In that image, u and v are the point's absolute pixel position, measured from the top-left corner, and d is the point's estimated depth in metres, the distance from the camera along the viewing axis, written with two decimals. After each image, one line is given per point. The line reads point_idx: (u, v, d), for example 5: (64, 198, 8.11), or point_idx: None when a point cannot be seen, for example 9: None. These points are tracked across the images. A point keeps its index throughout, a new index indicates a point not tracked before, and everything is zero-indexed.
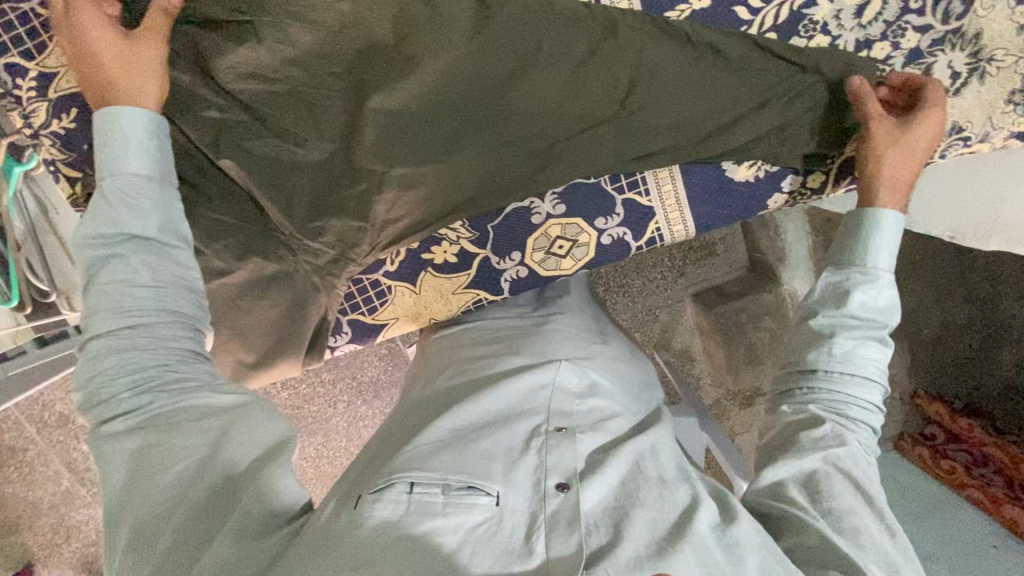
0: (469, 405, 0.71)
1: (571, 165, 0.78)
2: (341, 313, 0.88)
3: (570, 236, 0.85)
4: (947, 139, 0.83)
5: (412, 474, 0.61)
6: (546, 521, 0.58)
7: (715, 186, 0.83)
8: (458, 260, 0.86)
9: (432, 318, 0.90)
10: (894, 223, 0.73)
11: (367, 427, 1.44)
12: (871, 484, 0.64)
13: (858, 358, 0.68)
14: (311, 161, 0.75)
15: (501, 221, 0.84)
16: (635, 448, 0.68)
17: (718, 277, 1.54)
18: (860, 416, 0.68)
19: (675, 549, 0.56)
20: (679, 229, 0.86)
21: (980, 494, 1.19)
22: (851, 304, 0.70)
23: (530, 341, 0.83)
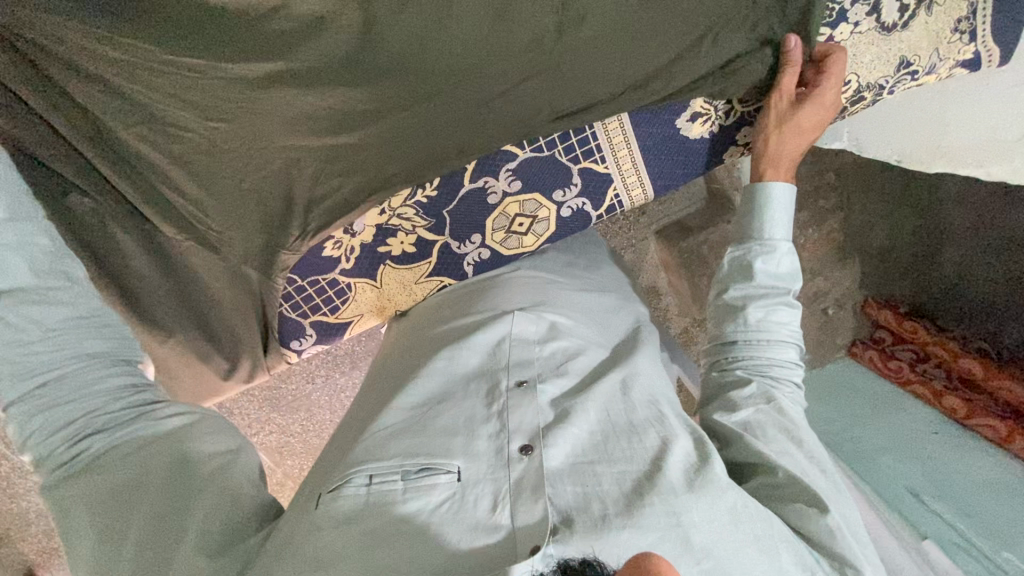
0: (424, 383, 0.71)
1: (507, 128, 0.74)
2: (302, 316, 0.84)
3: (529, 212, 0.83)
4: (897, 75, 0.83)
5: (370, 466, 0.60)
6: (510, 490, 0.57)
7: (672, 148, 0.82)
8: (416, 250, 0.82)
9: (398, 310, 0.88)
10: (785, 195, 0.75)
11: (349, 397, 1.44)
12: (804, 429, 0.66)
13: (770, 325, 0.71)
14: (239, 162, 0.70)
15: (456, 204, 0.80)
16: (599, 395, 0.68)
17: (678, 212, 1.55)
18: (786, 378, 0.70)
19: (643, 502, 0.55)
20: (638, 192, 0.85)
21: (922, 387, 1.31)
22: (756, 276, 0.73)
23: (482, 299, 0.81)
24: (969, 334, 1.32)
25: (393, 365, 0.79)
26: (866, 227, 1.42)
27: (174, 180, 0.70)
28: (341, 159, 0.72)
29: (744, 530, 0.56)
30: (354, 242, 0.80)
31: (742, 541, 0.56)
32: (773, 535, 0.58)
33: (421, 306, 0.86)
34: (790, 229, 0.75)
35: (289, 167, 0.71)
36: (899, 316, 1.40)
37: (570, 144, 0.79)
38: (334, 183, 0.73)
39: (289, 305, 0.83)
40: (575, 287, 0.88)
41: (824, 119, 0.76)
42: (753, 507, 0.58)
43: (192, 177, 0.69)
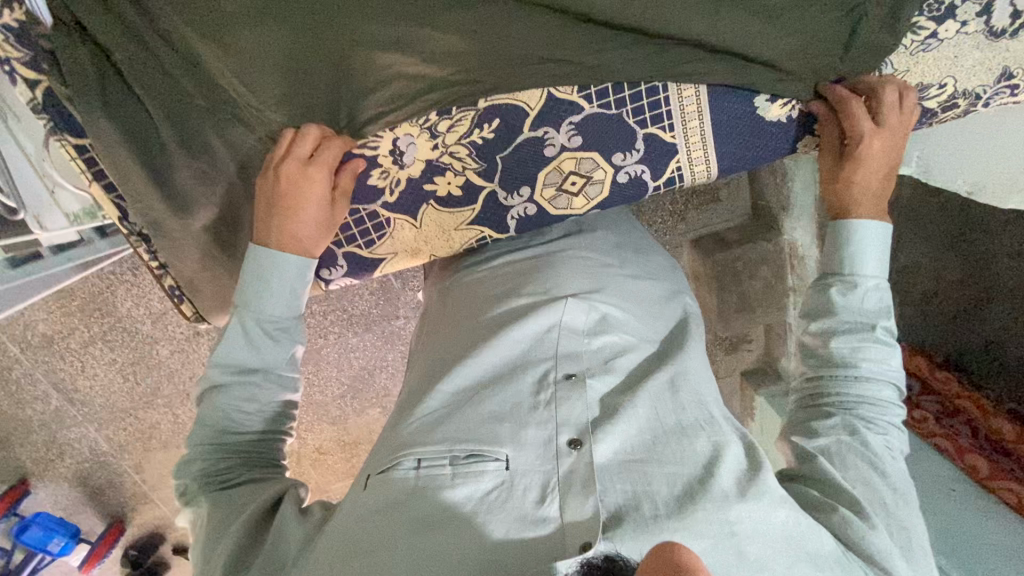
0: (478, 362, 0.73)
1: (580, 73, 0.72)
2: (336, 245, 0.82)
3: (584, 172, 0.79)
4: (994, 87, 0.78)
5: (419, 450, 0.65)
6: (562, 484, 0.61)
7: (745, 126, 0.78)
8: (462, 194, 0.79)
9: (432, 255, 0.85)
10: (869, 234, 0.76)
11: (359, 357, 1.45)
12: (888, 462, 0.68)
13: (862, 360, 0.72)
14: (308, 60, 0.67)
15: (512, 151, 0.77)
16: (649, 392, 0.71)
17: (719, 224, 1.52)
18: (874, 415, 0.71)
19: (695, 506, 0.59)
20: (701, 169, 0.81)
21: (946, 442, 1.24)
22: (839, 311, 0.75)
23: (539, 276, 0.84)
24: (1001, 395, 1.23)
25: (444, 350, 0.81)
26: (911, 268, 1.34)
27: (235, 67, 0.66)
28: (402, 73, 0.69)
29: (796, 552, 0.59)
30: (401, 175, 0.77)
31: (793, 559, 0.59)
32: (826, 556, 0.60)
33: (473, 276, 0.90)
34: (881, 263, 0.76)
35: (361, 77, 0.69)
36: (931, 366, 1.34)
37: (640, 105, 0.75)
38: (390, 104, 0.72)
39: None
40: (625, 274, 0.91)
41: (889, 142, 0.75)
42: (803, 523, 0.61)
43: (259, 68, 0.67)
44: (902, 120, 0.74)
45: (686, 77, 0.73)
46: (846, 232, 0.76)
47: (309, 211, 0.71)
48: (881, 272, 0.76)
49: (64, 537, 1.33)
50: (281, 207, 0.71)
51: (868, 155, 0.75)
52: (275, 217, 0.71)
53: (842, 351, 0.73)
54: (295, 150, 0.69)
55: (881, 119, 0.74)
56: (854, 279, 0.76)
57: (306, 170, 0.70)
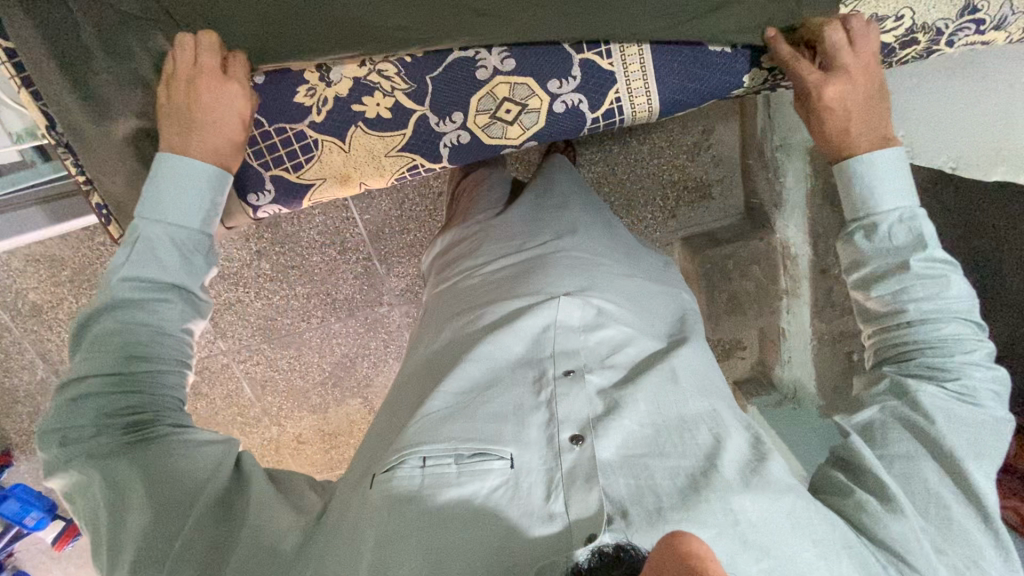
0: (468, 367, 0.67)
1: (499, 28, 0.71)
2: (262, 167, 0.79)
3: (519, 98, 0.76)
4: (957, 22, 0.73)
5: (425, 447, 0.58)
6: (563, 479, 0.56)
7: (687, 58, 0.75)
8: (392, 116, 0.77)
9: (363, 184, 0.83)
10: (880, 164, 0.69)
11: (341, 345, 1.39)
12: (947, 426, 0.60)
13: (906, 305, 0.65)
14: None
15: (442, 73, 0.74)
16: (648, 386, 0.65)
17: (710, 222, 1.43)
18: (943, 361, 0.63)
19: (699, 498, 0.53)
20: (642, 101, 0.77)
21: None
22: (867, 260, 0.68)
23: (534, 278, 0.80)
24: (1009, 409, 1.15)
25: (441, 352, 0.77)
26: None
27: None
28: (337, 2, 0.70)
29: (804, 531, 0.53)
30: (328, 93, 0.75)
31: (804, 545, 0.53)
32: (833, 538, 0.54)
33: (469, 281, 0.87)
34: (907, 193, 0.68)
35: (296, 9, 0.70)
36: None
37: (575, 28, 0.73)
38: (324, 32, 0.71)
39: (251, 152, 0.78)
40: (620, 272, 0.87)
41: (858, 72, 0.70)
42: (820, 517, 0.55)
43: None
44: (866, 50, 0.70)
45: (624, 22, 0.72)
46: (851, 172, 0.70)
47: (208, 129, 0.67)
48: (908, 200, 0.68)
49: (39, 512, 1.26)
50: (183, 117, 0.67)
51: (843, 94, 0.70)
52: (178, 124, 0.67)
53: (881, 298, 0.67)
54: (203, 60, 0.67)
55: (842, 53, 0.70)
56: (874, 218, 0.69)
57: (217, 80, 0.67)
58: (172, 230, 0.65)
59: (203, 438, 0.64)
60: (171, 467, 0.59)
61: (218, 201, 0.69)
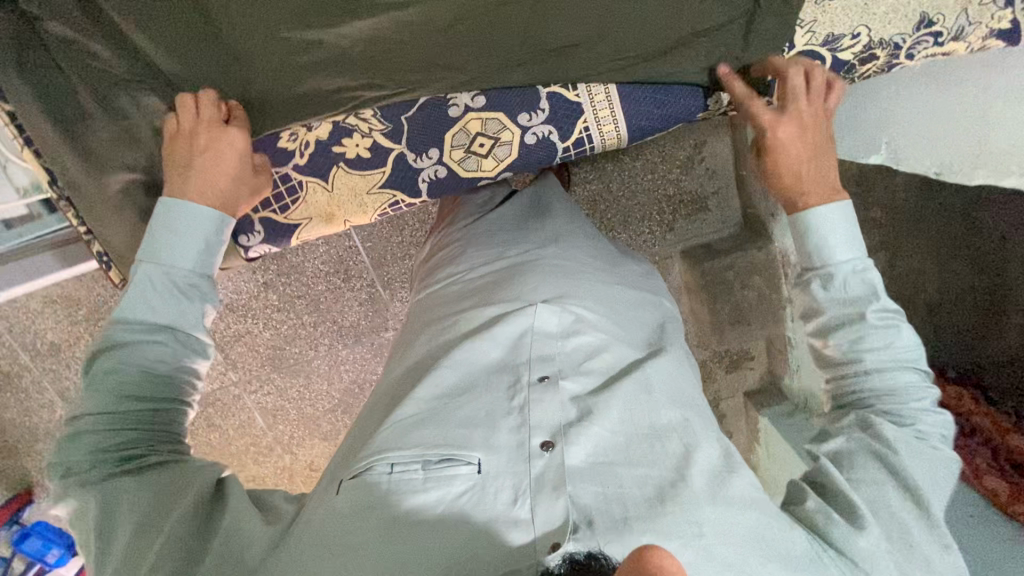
0: (438, 375, 0.68)
1: (452, 77, 0.75)
2: (251, 210, 0.83)
3: (491, 133, 0.79)
4: (915, 35, 0.75)
5: (392, 454, 0.60)
6: (531, 487, 0.58)
7: (650, 87, 0.78)
8: (371, 156, 0.80)
9: (346, 221, 0.86)
10: (829, 213, 0.69)
11: (349, 371, 1.41)
12: (911, 461, 0.59)
13: (867, 348, 0.64)
14: (224, 43, 0.72)
15: (417, 112, 0.78)
16: (624, 394, 0.66)
17: (709, 234, 1.44)
18: (898, 406, 0.62)
19: (663, 507, 0.55)
20: (610, 129, 0.80)
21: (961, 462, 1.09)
22: (824, 313, 0.67)
23: (511, 284, 0.80)
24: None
25: (416, 358, 0.78)
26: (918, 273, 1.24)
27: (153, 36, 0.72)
28: (310, 59, 0.74)
29: (772, 548, 0.55)
30: (309, 137, 0.79)
31: (769, 558, 0.55)
32: (799, 548, 0.56)
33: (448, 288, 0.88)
34: (857, 244, 0.68)
35: (270, 68, 0.74)
36: (942, 381, 1.21)
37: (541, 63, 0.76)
38: (302, 86, 0.75)
39: None
40: (600, 277, 0.86)
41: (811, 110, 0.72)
42: (785, 528, 0.57)
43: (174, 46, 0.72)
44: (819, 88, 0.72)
45: (580, 66, 0.75)
46: (802, 223, 0.70)
47: (197, 168, 0.69)
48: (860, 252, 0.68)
49: (60, 548, 1.25)
50: (177, 164, 0.69)
51: (789, 143, 0.71)
52: (176, 171, 0.69)
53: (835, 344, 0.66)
54: (205, 113, 0.71)
55: (786, 104, 0.72)
56: (829, 268, 0.68)
57: (219, 128, 0.70)
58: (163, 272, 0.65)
59: (191, 466, 0.62)
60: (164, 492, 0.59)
61: (218, 243, 0.69)
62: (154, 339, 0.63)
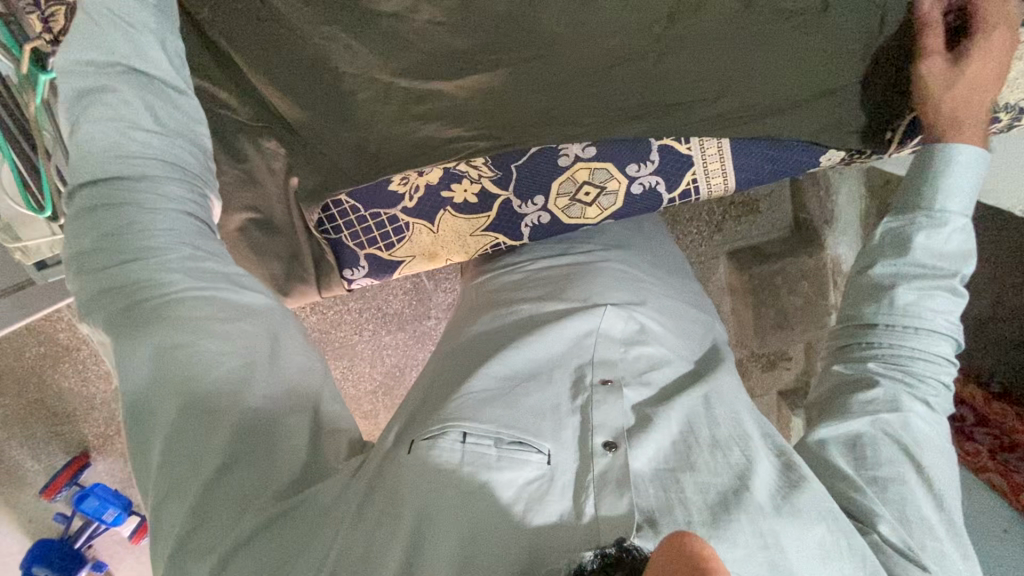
0: (514, 354, 0.70)
1: (563, 131, 0.76)
2: (358, 246, 0.86)
3: (598, 182, 0.80)
4: None
5: (466, 424, 0.59)
6: (594, 481, 0.57)
7: (761, 143, 0.78)
8: (478, 201, 0.82)
9: (448, 260, 0.88)
10: (966, 158, 0.68)
11: (390, 356, 1.41)
12: (923, 450, 0.61)
13: (921, 309, 0.66)
14: (347, 94, 0.73)
15: (527, 161, 0.80)
16: (684, 404, 0.66)
17: (757, 236, 1.41)
18: (927, 370, 0.66)
19: (729, 516, 0.54)
20: (719, 182, 0.80)
21: (993, 470, 1.26)
22: (914, 250, 0.67)
23: (576, 285, 0.83)
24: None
25: (466, 342, 0.78)
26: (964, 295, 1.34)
27: (280, 86, 0.72)
28: (434, 109, 0.75)
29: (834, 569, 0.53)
30: (420, 181, 0.81)
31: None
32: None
33: (501, 279, 0.89)
34: (967, 202, 0.68)
35: (389, 118, 0.75)
36: (987, 397, 1.31)
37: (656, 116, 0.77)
38: (420, 135, 0.76)
39: (348, 234, 0.85)
40: (662, 291, 0.87)
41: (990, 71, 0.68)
42: (845, 549, 0.54)
43: (295, 96, 0.73)
44: (1006, 46, 0.67)
45: (697, 123, 0.76)
46: (936, 158, 0.68)
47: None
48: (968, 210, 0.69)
49: (118, 508, 1.26)
50: None
51: (969, 78, 0.68)
52: None
53: (885, 279, 0.68)
54: None
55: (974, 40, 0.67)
56: (942, 216, 0.68)
57: None
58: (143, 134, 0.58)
59: (236, 315, 0.56)
60: (191, 369, 0.53)
61: (184, 87, 0.62)
62: (140, 174, 0.56)
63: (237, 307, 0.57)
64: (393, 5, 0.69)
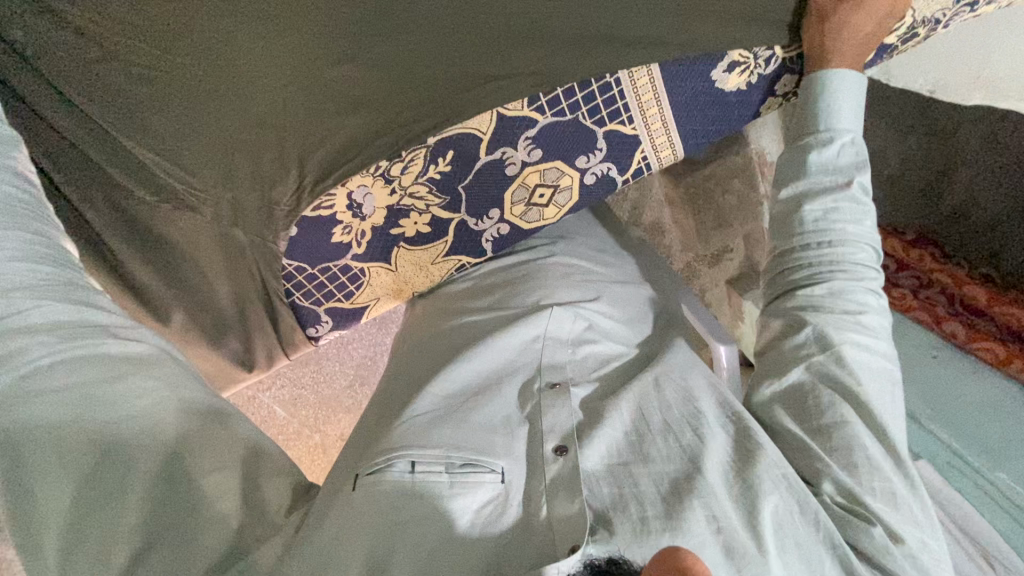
0: (461, 369, 0.67)
1: (494, 115, 0.69)
2: (316, 304, 0.80)
3: (551, 182, 0.76)
4: (956, 8, 0.75)
5: (414, 451, 0.56)
6: (546, 490, 0.56)
7: (706, 103, 0.75)
8: (431, 230, 0.77)
9: (416, 291, 0.84)
10: (846, 83, 0.67)
11: (358, 346, 1.23)
12: (868, 380, 0.61)
13: (834, 227, 0.65)
14: (241, 126, 0.64)
15: (473, 178, 0.74)
16: (632, 390, 0.65)
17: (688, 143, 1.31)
18: (851, 285, 0.64)
19: (683, 504, 0.53)
20: (668, 154, 0.79)
21: (923, 313, 1.29)
22: (809, 171, 0.67)
23: (521, 291, 0.78)
24: (973, 260, 1.29)
25: (407, 367, 0.74)
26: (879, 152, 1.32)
27: (169, 139, 0.63)
28: (355, 129, 0.66)
29: (786, 537, 0.54)
30: (364, 226, 0.74)
31: (783, 548, 0.53)
32: (815, 538, 0.55)
33: (448, 290, 0.84)
34: (857, 119, 0.68)
35: (311, 147, 0.66)
36: (905, 244, 1.36)
37: (595, 104, 0.71)
38: (350, 158, 0.68)
39: (301, 294, 0.78)
40: (613, 279, 0.85)
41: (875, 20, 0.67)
42: (796, 512, 0.55)
43: (204, 157, 0.65)
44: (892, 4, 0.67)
45: (639, 64, 0.69)
46: (819, 84, 0.68)
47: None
48: (855, 127, 0.68)
49: None
50: None
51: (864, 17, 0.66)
52: None
53: (814, 216, 0.65)
54: None
55: None
56: (829, 135, 0.67)
57: None
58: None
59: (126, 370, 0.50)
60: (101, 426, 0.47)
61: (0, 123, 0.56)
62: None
63: (122, 358, 0.51)
64: (273, 28, 0.60)
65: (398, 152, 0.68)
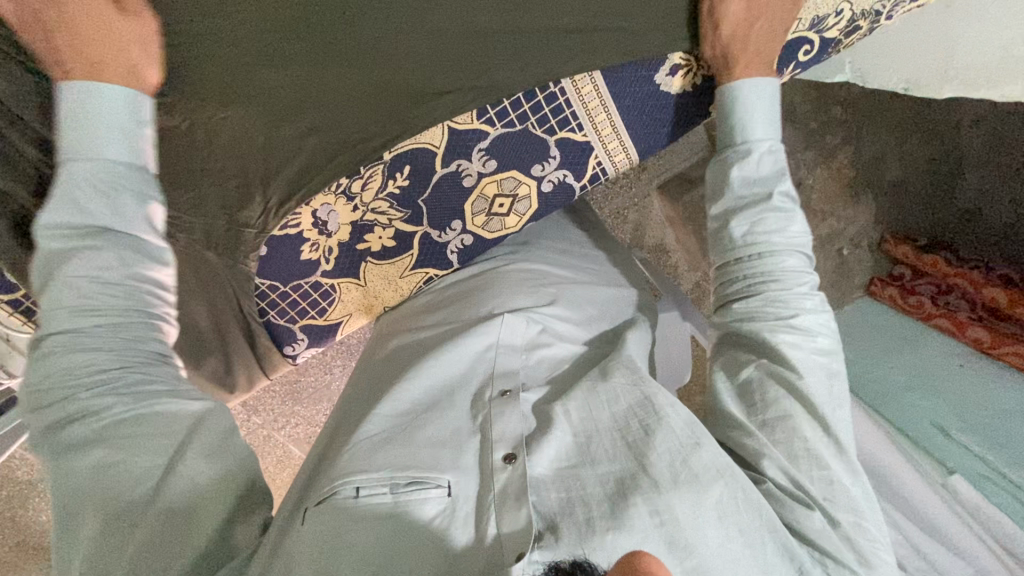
0: (411, 385, 0.66)
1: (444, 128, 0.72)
2: (291, 322, 0.83)
3: (508, 192, 0.79)
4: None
5: (359, 476, 0.55)
6: (495, 501, 0.54)
7: (654, 108, 0.77)
8: (396, 244, 0.80)
9: (385, 306, 0.87)
10: (753, 92, 0.70)
11: None
12: (828, 387, 0.60)
13: (760, 236, 0.67)
14: (200, 148, 0.67)
15: (432, 192, 0.77)
16: (579, 395, 0.63)
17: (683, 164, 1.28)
18: (786, 295, 0.65)
19: (627, 503, 0.52)
20: (621, 158, 0.81)
21: (944, 321, 1.20)
22: (732, 185, 0.69)
23: (474, 301, 0.79)
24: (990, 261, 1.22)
25: (370, 383, 0.75)
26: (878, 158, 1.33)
27: None
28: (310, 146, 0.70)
29: (730, 525, 0.53)
30: (331, 243, 0.77)
31: (727, 536, 0.52)
32: (761, 527, 0.54)
33: (408, 306, 0.86)
34: (773, 127, 0.71)
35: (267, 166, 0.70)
36: (917, 250, 1.30)
37: (543, 114, 0.74)
38: (304, 174, 0.71)
39: (275, 313, 0.82)
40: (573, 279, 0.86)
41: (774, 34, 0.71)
42: (743, 501, 0.54)
43: (167, 180, 0.69)
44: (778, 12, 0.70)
45: (581, 73, 0.72)
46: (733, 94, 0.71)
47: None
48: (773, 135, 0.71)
49: None
50: None
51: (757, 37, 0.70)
52: None
53: (743, 230, 0.68)
54: None
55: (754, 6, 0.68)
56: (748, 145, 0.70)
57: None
58: (96, 168, 0.58)
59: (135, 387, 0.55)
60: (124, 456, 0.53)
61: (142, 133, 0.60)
62: (110, 313, 0.57)
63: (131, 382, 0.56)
64: (229, 55, 0.63)
65: (357, 169, 0.72)
